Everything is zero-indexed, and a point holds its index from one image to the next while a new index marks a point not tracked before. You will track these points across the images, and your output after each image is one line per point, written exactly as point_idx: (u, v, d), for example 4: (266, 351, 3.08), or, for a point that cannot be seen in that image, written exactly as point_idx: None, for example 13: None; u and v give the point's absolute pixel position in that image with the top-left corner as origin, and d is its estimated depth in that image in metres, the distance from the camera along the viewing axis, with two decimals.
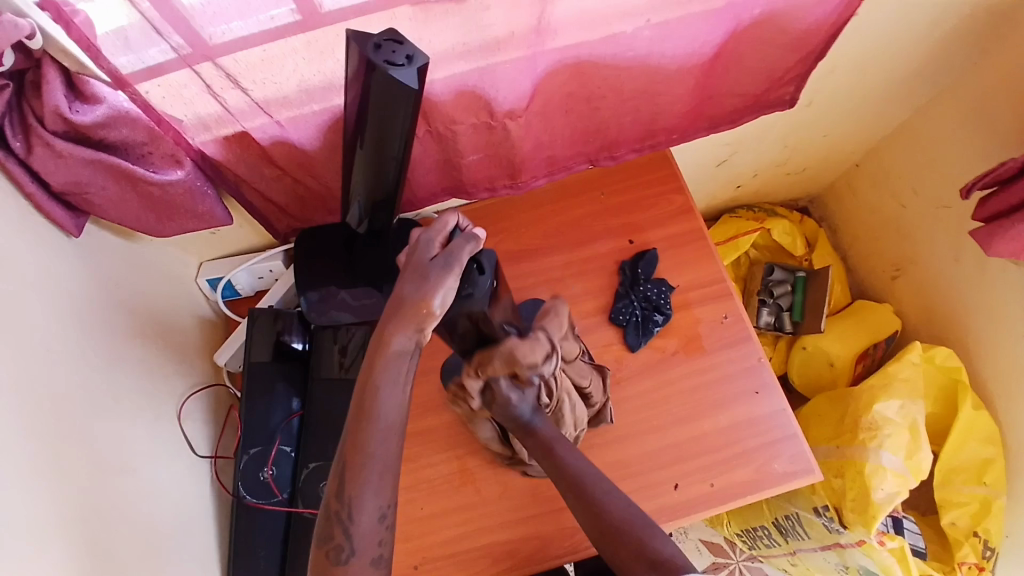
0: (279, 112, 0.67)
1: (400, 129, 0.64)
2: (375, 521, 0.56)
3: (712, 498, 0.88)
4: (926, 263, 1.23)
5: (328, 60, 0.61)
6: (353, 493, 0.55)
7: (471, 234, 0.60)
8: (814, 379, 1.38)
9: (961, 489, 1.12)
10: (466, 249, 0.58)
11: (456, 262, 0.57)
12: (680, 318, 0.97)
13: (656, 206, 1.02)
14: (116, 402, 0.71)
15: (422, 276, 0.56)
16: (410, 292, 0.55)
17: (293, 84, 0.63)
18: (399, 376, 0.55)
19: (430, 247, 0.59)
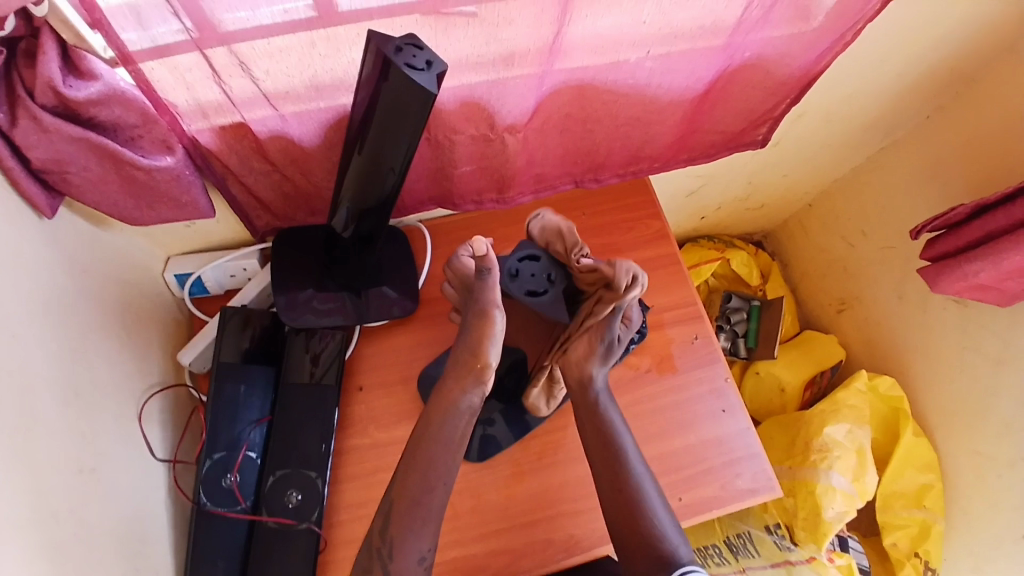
0: (280, 105, 0.65)
1: (407, 139, 0.65)
2: (415, 561, 0.70)
3: (680, 513, 0.90)
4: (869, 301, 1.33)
5: (342, 58, 0.61)
6: (395, 533, 0.70)
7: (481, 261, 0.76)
8: (764, 404, 1.44)
9: (901, 513, 1.20)
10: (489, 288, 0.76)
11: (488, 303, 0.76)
12: (653, 338, 1.00)
13: (635, 229, 1.06)
14: (77, 397, 0.67)
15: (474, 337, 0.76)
16: (467, 352, 0.77)
17: (302, 78, 0.63)
18: (455, 434, 0.75)
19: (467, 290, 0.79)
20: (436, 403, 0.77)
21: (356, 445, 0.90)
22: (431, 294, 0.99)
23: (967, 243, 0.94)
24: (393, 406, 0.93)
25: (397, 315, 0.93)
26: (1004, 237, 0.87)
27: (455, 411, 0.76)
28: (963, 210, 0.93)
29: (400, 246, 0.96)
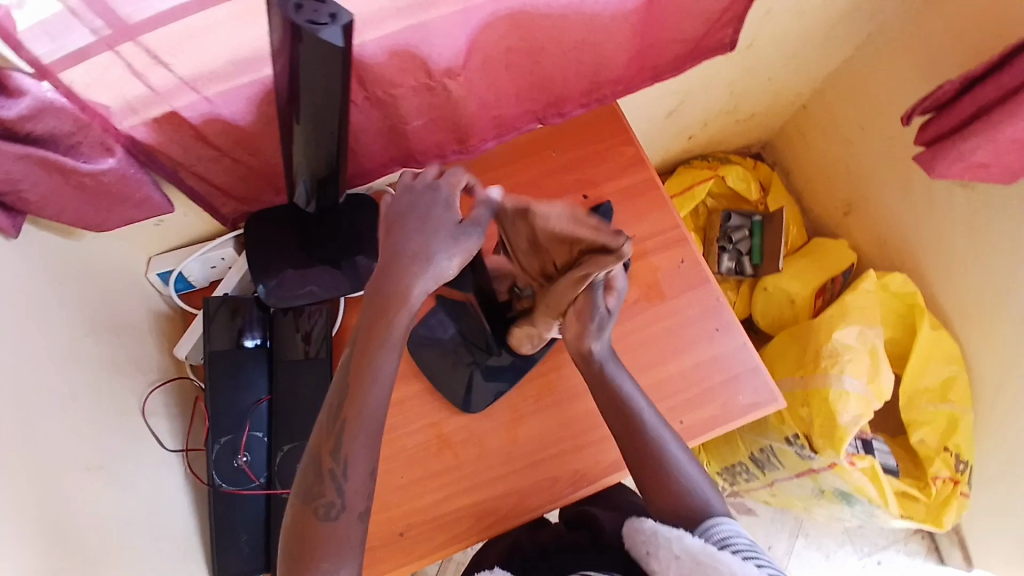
0: (205, 88, 0.64)
1: (337, 97, 0.63)
2: (365, 477, 0.62)
3: (682, 436, 0.91)
4: (876, 197, 1.26)
5: (255, 31, 0.59)
6: (348, 451, 0.61)
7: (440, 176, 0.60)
8: (776, 318, 1.41)
9: (926, 408, 1.17)
10: (453, 203, 0.59)
11: (460, 217, 0.59)
12: (638, 267, 0.98)
13: (608, 159, 1.03)
14: (76, 402, 0.70)
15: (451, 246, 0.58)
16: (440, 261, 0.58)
17: (219, 57, 0.61)
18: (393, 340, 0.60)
19: (420, 194, 0.59)
20: (369, 314, 0.60)
21: None
22: None
23: (961, 121, 0.88)
24: None
25: None
26: (997, 108, 0.81)
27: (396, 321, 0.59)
28: (952, 86, 0.86)
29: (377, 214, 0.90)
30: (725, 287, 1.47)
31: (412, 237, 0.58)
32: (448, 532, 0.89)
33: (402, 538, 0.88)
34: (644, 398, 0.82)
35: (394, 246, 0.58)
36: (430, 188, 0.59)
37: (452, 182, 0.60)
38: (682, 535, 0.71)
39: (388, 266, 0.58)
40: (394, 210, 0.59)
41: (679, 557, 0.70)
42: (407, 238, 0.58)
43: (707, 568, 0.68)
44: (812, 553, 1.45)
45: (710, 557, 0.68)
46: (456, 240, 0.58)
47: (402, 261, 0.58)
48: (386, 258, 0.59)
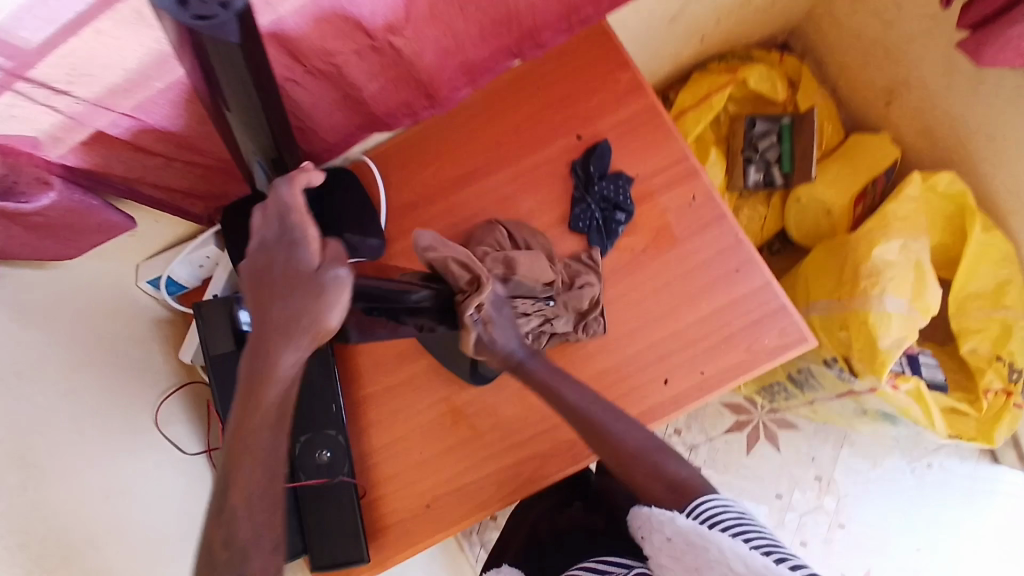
0: (119, 104, 0.58)
1: (254, 71, 0.55)
2: (266, 552, 0.53)
3: (703, 386, 0.86)
4: (918, 84, 1.10)
5: (145, 35, 0.52)
6: (240, 504, 0.51)
7: (290, 208, 0.48)
8: (811, 230, 1.29)
9: (976, 316, 1.07)
10: (312, 249, 0.48)
11: (321, 268, 0.48)
12: (644, 210, 0.90)
13: (601, 89, 0.92)
14: (81, 433, 0.71)
15: (314, 297, 0.47)
16: (304, 319, 0.48)
17: (120, 69, 0.54)
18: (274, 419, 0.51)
19: (276, 240, 0.48)
20: (240, 396, 0.49)
21: (368, 395, 0.92)
22: (399, 228, 0.94)
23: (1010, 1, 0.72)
24: (393, 349, 0.92)
25: (375, 250, 0.91)
26: None
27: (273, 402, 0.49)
28: None
29: (359, 192, 0.90)
30: (754, 202, 1.34)
31: (278, 308, 0.48)
32: (473, 501, 0.88)
33: (429, 508, 0.89)
34: (568, 383, 0.80)
35: (261, 316, 0.48)
36: (287, 230, 0.48)
37: (307, 217, 0.48)
38: (675, 517, 0.69)
39: (257, 349, 0.48)
40: (255, 262, 0.48)
41: (671, 540, 0.69)
42: (273, 307, 0.48)
43: (698, 549, 0.67)
44: (860, 462, 1.40)
45: (701, 538, 0.67)
46: (325, 300, 0.48)
47: (270, 338, 0.48)
48: (257, 332, 0.49)
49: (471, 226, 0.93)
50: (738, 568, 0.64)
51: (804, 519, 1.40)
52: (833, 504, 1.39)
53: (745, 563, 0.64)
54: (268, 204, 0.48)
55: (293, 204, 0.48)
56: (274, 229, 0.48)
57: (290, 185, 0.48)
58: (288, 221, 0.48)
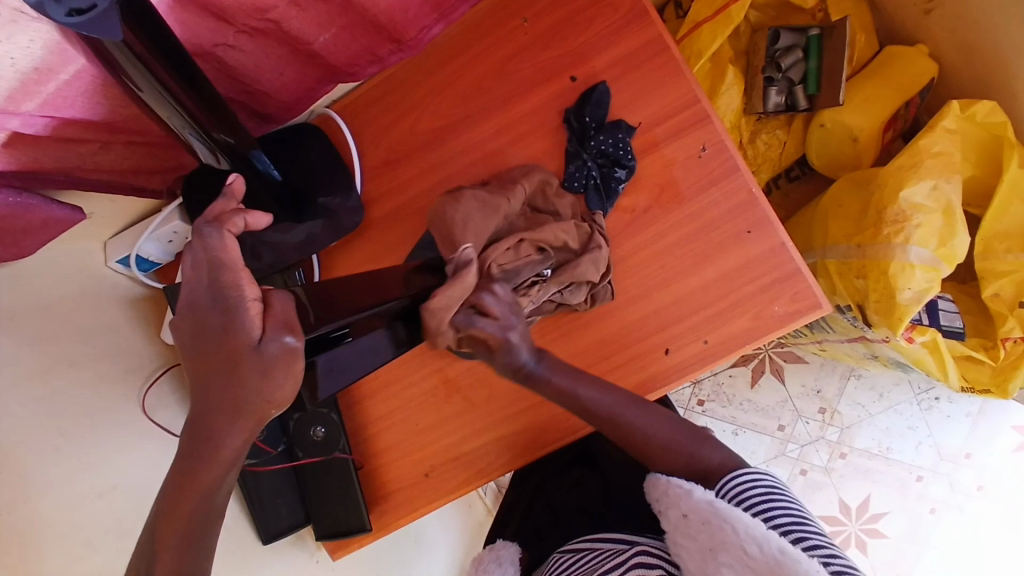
0: (25, 104, 0.52)
1: (152, 38, 0.48)
2: None
3: (708, 355, 0.81)
4: None
5: (27, 30, 0.45)
6: None
7: (221, 261, 0.41)
8: (834, 158, 1.18)
9: (1004, 258, 0.98)
10: (253, 314, 0.41)
11: (265, 337, 0.41)
12: (647, 164, 0.80)
13: (597, 19, 0.79)
14: (66, 437, 0.69)
15: (255, 371, 0.41)
16: (248, 397, 0.41)
17: (14, 70, 0.48)
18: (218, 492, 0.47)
19: (207, 301, 0.41)
20: (173, 481, 0.44)
21: None
22: (378, 190, 0.86)
23: None
24: None
25: (355, 211, 0.84)
26: None
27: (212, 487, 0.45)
28: None
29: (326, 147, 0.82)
30: (773, 126, 1.22)
31: (216, 385, 0.42)
32: (471, 471, 0.87)
33: (428, 477, 0.88)
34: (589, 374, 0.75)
35: (198, 391, 0.42)
36: (219, 289, 0.41)
37: (244, 272, 0.41)
38: (693, 491, 0.67)
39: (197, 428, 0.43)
40: (187, 325, 0.42)
41: (686, 516, 0.65)
42: (210, 384, 0.42)
43: (712, 528, 0.63)
44: (865, 394, 1.39)
45: (717, 516, 0.63)
46: (271, 377, 0.41)
47: (212, 420, 0.43)
48: (197, 409, 0.43)
49: (455, 186, 0.85)
50: (752, 550, 0.60)
51: (804, 449, 1.41)
52: (835, 433, 1.40)
53: (762, 546, 0.59)
54: (196, 254, 0.41)
55: (225, 257, 0.41)
56: (204, 286, 0.41)
57: (219, 233, 0.42)
58: (218, 278, 0.41)
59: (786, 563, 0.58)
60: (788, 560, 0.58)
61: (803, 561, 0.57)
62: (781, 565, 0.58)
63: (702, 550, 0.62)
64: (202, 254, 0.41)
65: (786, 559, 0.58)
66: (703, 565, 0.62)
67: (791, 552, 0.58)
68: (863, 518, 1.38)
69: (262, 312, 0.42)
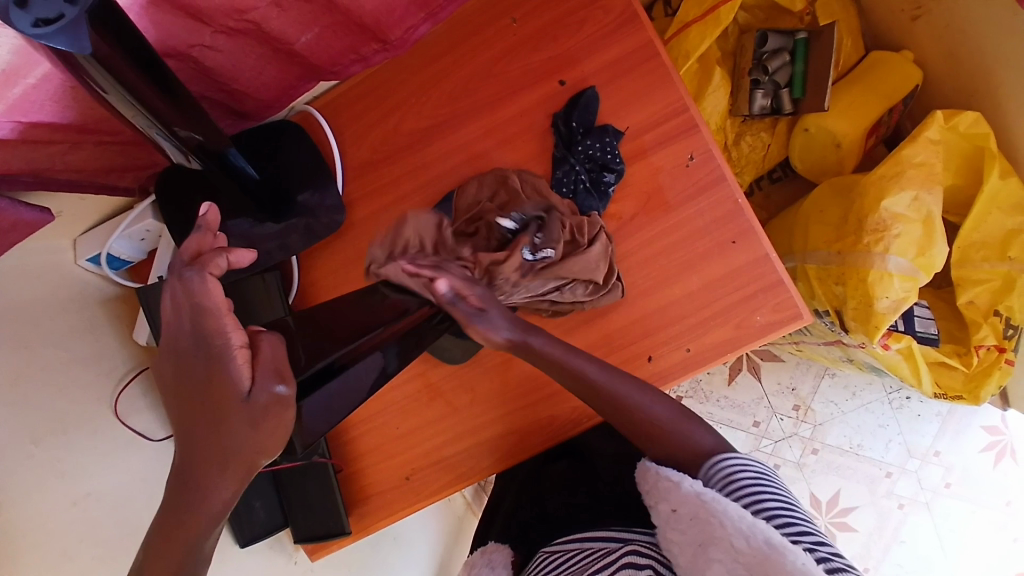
0: None
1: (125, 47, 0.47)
2: None
3: (689, 363, 0.81)
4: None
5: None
6: None
7: (204, 308, 0.41)
8: (817, 163, 1.18)
9: (980, 266, 1.01)
10: (241, 361, 0.41)
11: (254, 387, 0.41)
12: (635, 172, 0.80)
13: (587, 23, 0.78)
14: (40, 446, 0.67)
15: (242, 422, 0.41)
16: (235, 448, 0.41)
17: None
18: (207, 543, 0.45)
19: (193, 346, 0.41)
20: (158, 529, 0.43)
21: None
22: (360, 191, 0.84)
23: None
24: None
25: (337, 212, 0.82)
26: None
27: (198, 540, 0.43)
28: None
29: (304, 141, 0.80)
30: (757, 128, 1.22)
31: (203, 434, 0.41)
32: (453, 474, 0.87)
33: (409, 480, 0.88)
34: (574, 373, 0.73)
35: (184, 441, 0.42)
36: (204, 336, 0.41)
37: (230, 317, 0.41)
38: (682, 482, 0.65)
39: (182, 483, 0.42)
40: (171, 373, 0.43)
41: (675, 509, 0.64)
42: (197, 432, 0.41)
43: (701, 521, 0.61)
44: (838, 392, 1.43)
45: (706, 509, 0.62)
46: (260, 426, 0.41)
47: (200, 471, 0.42)
48: (180, 461, 0.42)
49: (440, 188, 0.83)
50: (740, 544, 0.58)
51: (778, 445, 1.44)
52: (808, 430, 1.43)
53: (749, 539, 0.58)
54: (177, 300, 0.41)
55: (209, 303, 0.40)
56: (188, 332, 0.41)
57: (201, 277, 0.41)
58: (203, 325, 0.41)
59: (774, 556, 0.56)
60: (776, 552, 0.56)
61: (792, 554, 0.55)
62: (770, 559, 0.56)
63: (692, 545, 0.61)
64: (184, 297, 0.41)
65: (774, 551, 0.56)
66: (693, 560, 0.61)
67: (777, 543, 0.56)
68: (834, 513, 1.42)
69: (250, 359, 0.42)
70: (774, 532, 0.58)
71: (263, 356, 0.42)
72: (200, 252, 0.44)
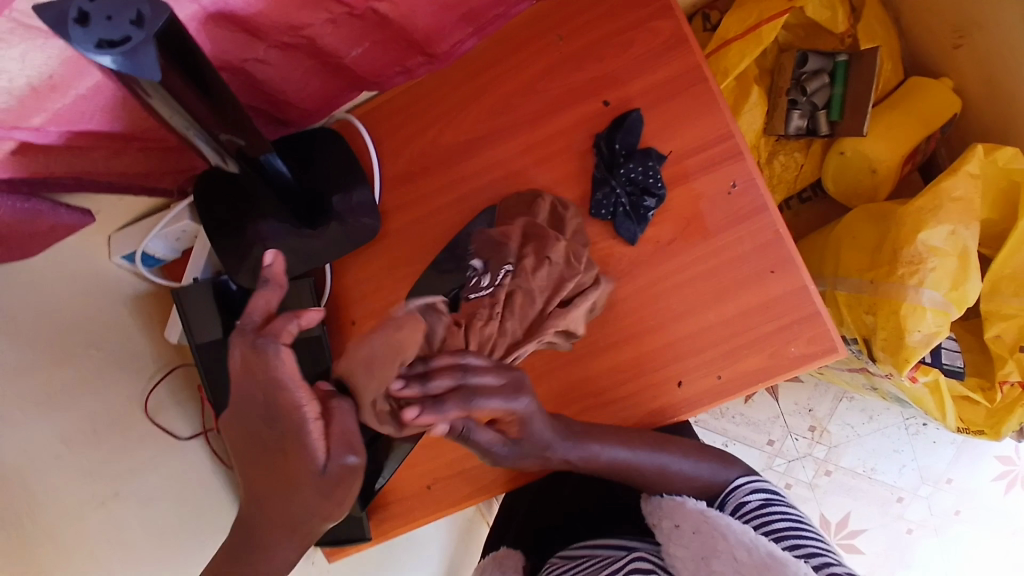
0: (35, 118, 0.49)
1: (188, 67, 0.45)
2: None
3: (719, 391, 0.81)
4: (991, 31, 0.94)
5: (41, 47, 0.43)
6: None
7: (278, 379, 0.40)
8: (850, 187, 1.17)
9: (1009, 301, 0.99)
10: (316, 436, 0.42)
11: (329, 459, 0.43)
12: (675, 196, 0.79)
13: (634, 43, 0.77)
14: (69, 448, 0.68)
15: (317, 489, 0.43)
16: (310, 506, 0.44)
17: (23, 82, 0.45)
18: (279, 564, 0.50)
19: (267, 418, 0.42)
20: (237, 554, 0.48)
21: None
22: (395, 201, 0.84)
23: None
24: None
25: (373, 220, 0.81)
26: None
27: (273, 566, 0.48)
28: None
29: (342, 148, 0.79)
30: (792, 148, 1.21)
31: (278, 490, 0.44)
32: (475, 487, 0.87)
33: (430, 491, 0.88)
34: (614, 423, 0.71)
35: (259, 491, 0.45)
36: (277, 410, 0.41)
37: (303, 389, 0.41)
38: (685, 501, 0.69)
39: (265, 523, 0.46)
40: (244, 430, 0.44)
41: (679, 526, 0.67)
42: (272, 489, 0.44)
43: (705, 535, 0.65)
44: (856, 415, 1.42)
45: (711, 524, 0.65)
46: (332, 491, 0.44)
47: (275, 516, 0.45)
48: (257, 505, 0.46)
49: (476, 203, 0.82)
50: (742, 555, 0.62)
51: (792, 464, 1.44)
52: (823, 452, 1.43)
53: (752, 551, 0.62)
54: (251, 367, 0.41)
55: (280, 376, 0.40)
56: (262, 400, 0.41)
57: (273, 346, 0.40)
58: (277, 399, 0.41)
59: (775, 564, 0.60)
60: (777, 563, 0.60)
61: (792, 563, 0.60)
62: (771, 567, 0.60)
63: (695, 559, 0.64)
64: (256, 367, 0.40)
65: (775, 561, 0.61)
66: (696, 573, 0.63)
67: (779, 556, 0.61)
68: (843, 534, 1.42)
69: (322, 429, 0.43)
70: (775, 546, 0.62)
71: (335, 433, 0.43)
72: (271, 309, 0.42)
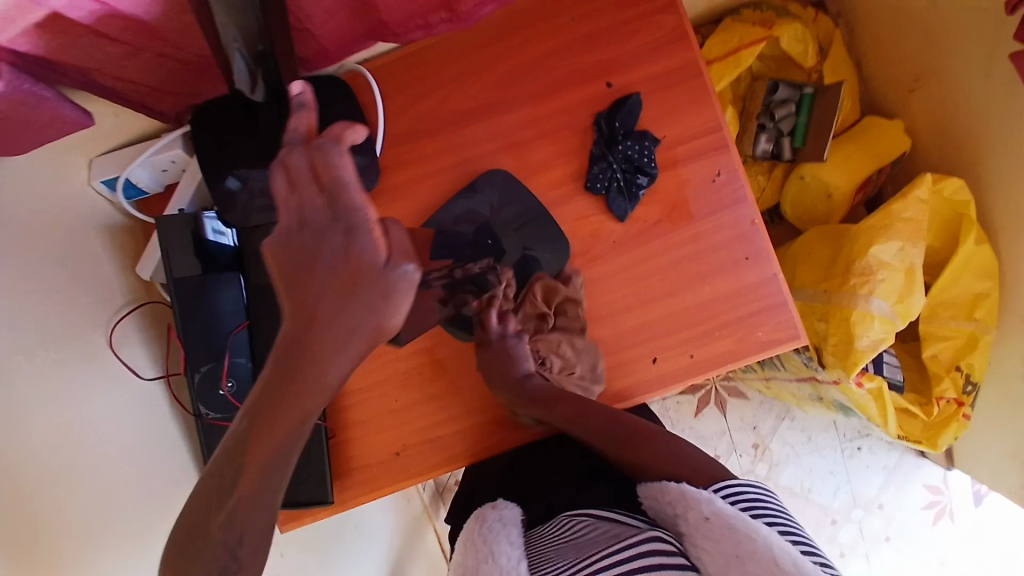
0: None
1: None
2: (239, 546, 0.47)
3: (690, 370, 0.84)
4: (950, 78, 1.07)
5: None
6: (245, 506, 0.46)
7: (339, 181, 0.40)
8: (806, 213, 1.26)
9: (947, 323, 1.10)
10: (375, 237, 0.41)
11: (391, 261, 0.42)
12: (665, 180, 0.84)
13: (638, 34, 0.82)
14: (30, 361, 0.63)
15: (373, 296, 0.42)
16: (360, 323, 0.42)
17: None
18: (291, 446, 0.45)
19: (324, 220, 0.40)
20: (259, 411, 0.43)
21: None
22: (395, 159, 0.84)
23: None
24: None
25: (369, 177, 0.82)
26: None
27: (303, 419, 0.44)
28: None
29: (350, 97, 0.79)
30: (757, 171, 1.30)
31: (326, 306, 0.41)
32: (444, 454, 0.86)
33: (398, 456, 0.86)
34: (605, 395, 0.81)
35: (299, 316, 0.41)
36: (337, 208, 0.40)
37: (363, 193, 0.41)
38: (714, 499, 0.62)
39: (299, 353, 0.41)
40: (287, 248, 0.41)
41: (709, 518, 0.60)
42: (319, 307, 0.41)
43: (739, 534, 0.57)
44: (795, 434, 1.49)
45: (745, 524, 0.58)
46: (390, 300, 0.42)
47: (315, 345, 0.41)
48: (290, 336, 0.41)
49: (476, 168, 0.84)
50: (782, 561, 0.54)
51: None
52: (765, 469, 1.49)
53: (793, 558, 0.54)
54: (314, 172, 0.40)
55: (345, 175, 0.40)
56: (319, 207, 0.40)
57: (336, 149, 0.40)
58: (338, 200, 0.40)
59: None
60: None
61: None
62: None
63: (727, 555, 0.56)
64: (305, 176, 0.40)
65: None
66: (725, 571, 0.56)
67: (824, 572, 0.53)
68: None
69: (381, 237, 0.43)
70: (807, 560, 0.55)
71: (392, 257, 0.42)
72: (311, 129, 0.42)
